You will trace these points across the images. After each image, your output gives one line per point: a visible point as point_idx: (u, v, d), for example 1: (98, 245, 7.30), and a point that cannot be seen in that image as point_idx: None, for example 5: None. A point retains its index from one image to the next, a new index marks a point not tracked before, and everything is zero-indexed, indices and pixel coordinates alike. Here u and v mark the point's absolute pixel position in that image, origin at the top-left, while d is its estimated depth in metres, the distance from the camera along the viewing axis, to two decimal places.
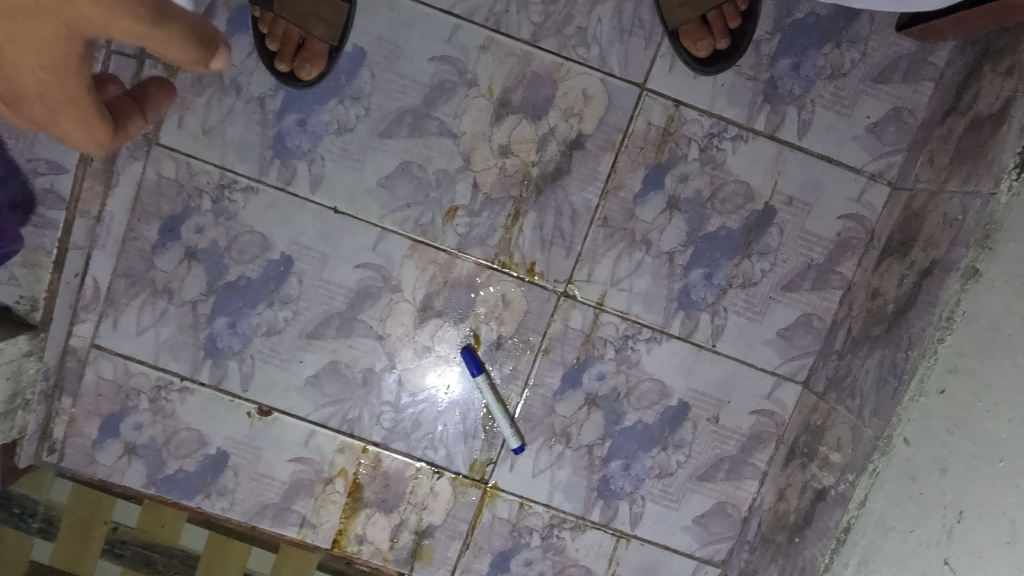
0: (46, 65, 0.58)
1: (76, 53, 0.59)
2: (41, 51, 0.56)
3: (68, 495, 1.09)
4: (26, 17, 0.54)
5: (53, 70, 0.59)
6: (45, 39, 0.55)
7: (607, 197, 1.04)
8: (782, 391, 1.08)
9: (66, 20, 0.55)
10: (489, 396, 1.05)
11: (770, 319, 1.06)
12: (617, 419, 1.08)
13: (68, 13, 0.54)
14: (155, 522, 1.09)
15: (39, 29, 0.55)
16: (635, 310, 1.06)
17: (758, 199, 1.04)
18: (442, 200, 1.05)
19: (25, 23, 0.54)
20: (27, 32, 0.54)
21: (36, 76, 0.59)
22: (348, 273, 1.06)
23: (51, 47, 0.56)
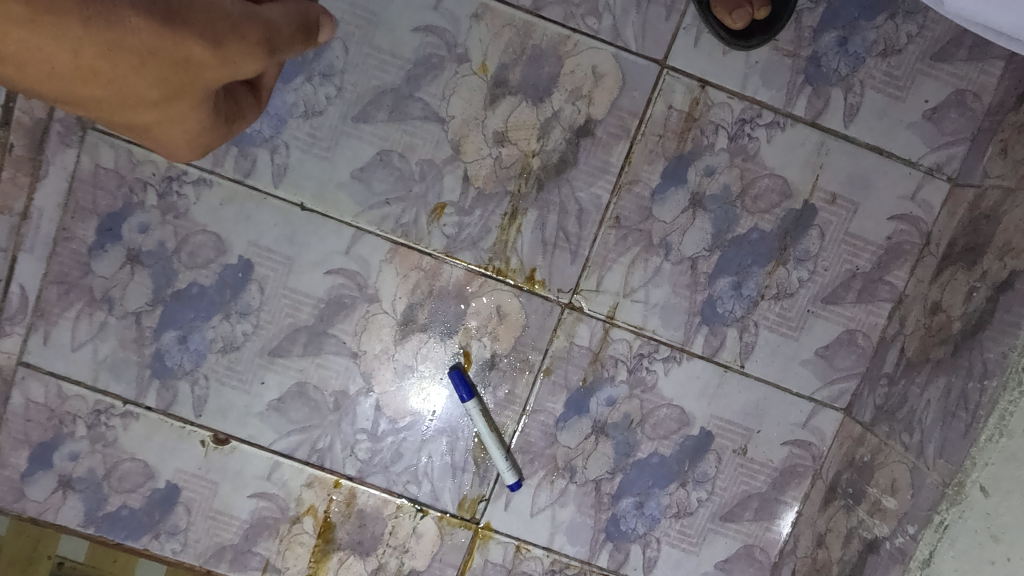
0: (182, 124, 0.65)
1: (207, 109, 0.66)
2: (192, 102, 0.63)
3: (5, 527, 0.93)
4: (182, 95, 0.61)
5: (190, 131, 0.67)
6: (187, 100, 0.62)
7: (619, 193, 0.89)
8: (820, 420, 0.93)
9: (201, 86, 0.62)
10: (483, 427, 0.90)
11: (807, 337, 0.91)
12: (629, 450, 0.93)
13: (198, 71, 0.59)
14: (105, 558, 0.94)
15: (187, 105, 0.63)
16: (652, 326, 0.91)
17: (796, 197, 0.89)
18: (427, 195, 0.90)
19: (187, 87, 0.60)
20: (178, 103, 0.62)
21: (164, 132, 0.65)
22: (317, 281, 0.91)
23: (197, 114, 0.65)
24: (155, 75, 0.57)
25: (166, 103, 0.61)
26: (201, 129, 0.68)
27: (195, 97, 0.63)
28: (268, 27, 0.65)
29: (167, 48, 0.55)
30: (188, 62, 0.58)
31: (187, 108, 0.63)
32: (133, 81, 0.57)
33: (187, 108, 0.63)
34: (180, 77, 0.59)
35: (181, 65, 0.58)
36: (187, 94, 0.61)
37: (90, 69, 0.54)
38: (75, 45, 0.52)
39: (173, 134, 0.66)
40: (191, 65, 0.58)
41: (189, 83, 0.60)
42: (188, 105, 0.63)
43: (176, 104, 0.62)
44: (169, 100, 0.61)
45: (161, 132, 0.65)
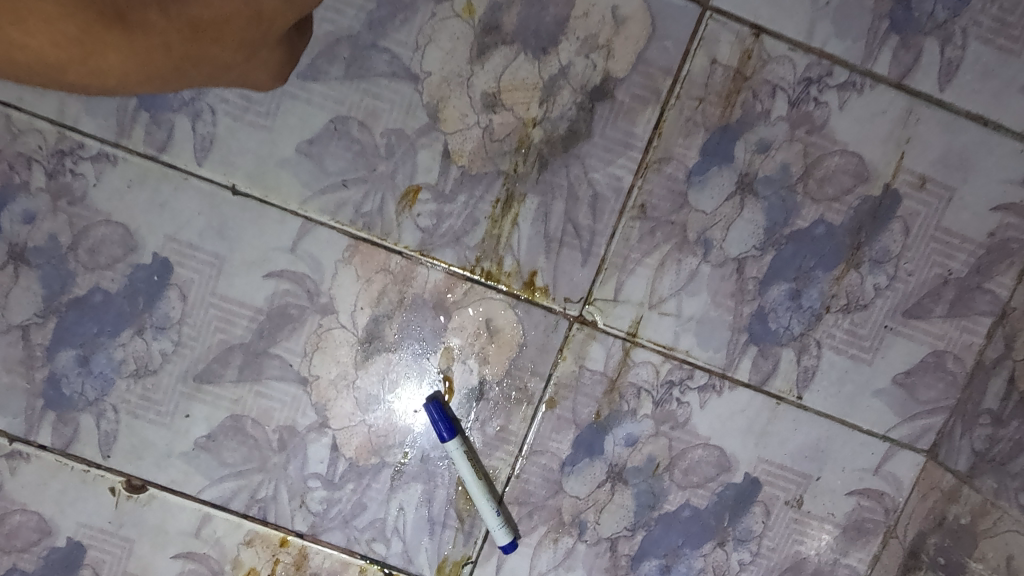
0: (270, 60, 0.58)
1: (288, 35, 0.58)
2: (266, 42, 0.55)
3: None
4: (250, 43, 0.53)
5: (279, 62, 0.59)
6: (260, 43, 0.54)
7: (645, 174, 0.69)
8: (896, 465, 0.73)
9: (277, 29, 0.54)
10: (468, 475, 0.71)
11: (883, 360, 0.72)
12: (654, 502, 0.74)
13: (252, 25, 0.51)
14: None
15: (264, 43, 0.55)
16: (685, 345, 0.71)
17: (873, 180, 0.69)
18: (396, 176, 0.69)
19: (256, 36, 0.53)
20: (263, 50, 0.55)
21: (258, 71, 0.58)
22: (255, 286, 0.70)
23: (282, 46, 0.58)
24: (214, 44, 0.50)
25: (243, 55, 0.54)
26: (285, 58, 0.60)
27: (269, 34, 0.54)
28: None
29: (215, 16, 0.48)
30: (241, 17, 0.49)
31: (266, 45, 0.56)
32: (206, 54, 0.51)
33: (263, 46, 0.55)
34: (252, 30, 0.51)
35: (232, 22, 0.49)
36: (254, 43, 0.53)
37: (164, 55, 0.48)
38: (153, 48, 0.47)
39: (261, 71, 0.59)
40: (245, 18, 0.49)
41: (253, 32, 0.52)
42: (262, 45, 0.55)
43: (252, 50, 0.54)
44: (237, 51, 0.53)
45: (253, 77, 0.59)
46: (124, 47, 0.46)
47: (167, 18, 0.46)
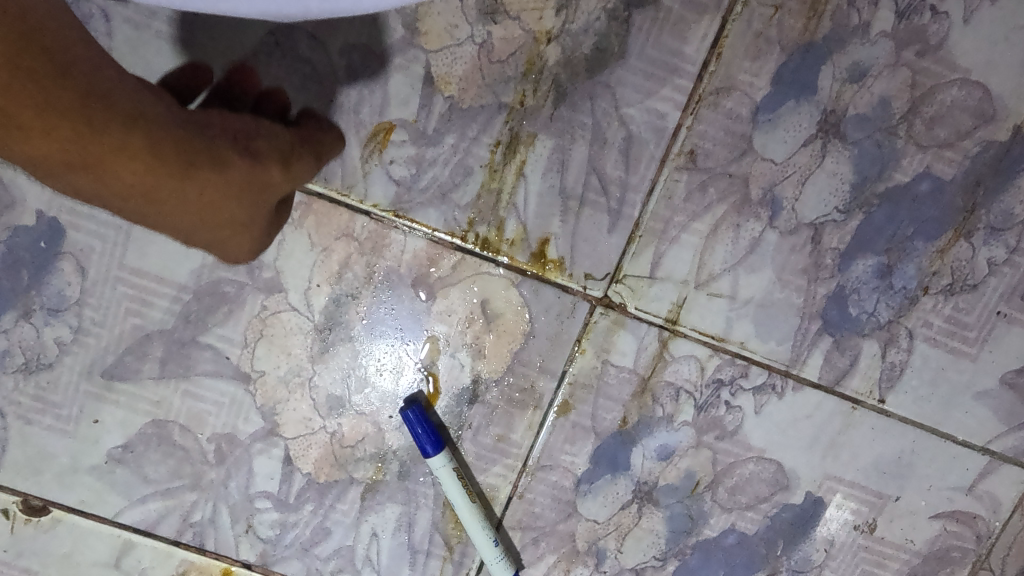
0: (254, 184, 0.42)
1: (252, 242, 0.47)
2: (236, 184, 0.41)
3: None
4: (188, 170, 0.38)
5: (259, 220, 0.45)
6: (223, 180, 0.40)
7: (698, 108, 0.51)
8: (995, 483, 0.58)
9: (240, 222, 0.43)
10: (457, 493, 0.55)
11: (992, 354, 0.56)
12: (691, 527, 0.58)
13: (160, 135, 0.37)
14: None
15: (226, 194, 0.41)
16: (740, 336, 0.55)
17: (1000, 122, 0.52)
18: (361, 108, 0.51)
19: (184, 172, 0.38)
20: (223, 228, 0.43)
21: (238, 164, 0.41)
22: (175, 256, 0.53)
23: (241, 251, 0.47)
24: (119, 138, 0.34)
25: (193, 202, 0.40)
26: (283, 161, 0.44)
27: (225, 174, 0.40)
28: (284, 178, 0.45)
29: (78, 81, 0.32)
30: (133, 124, 0.35)
31: (252, 171, 0.42)
32: (113, 159, 0.34)
33: (242, 183, 0.41)
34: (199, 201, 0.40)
35: (132, 141, 0.35)
36: (205, 144, 0.39)
37: (89, 152, 0.33)
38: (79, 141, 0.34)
39: (234, 241, 0.45)
40: (136, 120, 0.35)
41: (186, 168, 0.38)
42: (232, 187, 0.41)
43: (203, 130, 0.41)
44: (146, 149, 0.36)
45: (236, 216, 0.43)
46: (40, 127, 0.31)
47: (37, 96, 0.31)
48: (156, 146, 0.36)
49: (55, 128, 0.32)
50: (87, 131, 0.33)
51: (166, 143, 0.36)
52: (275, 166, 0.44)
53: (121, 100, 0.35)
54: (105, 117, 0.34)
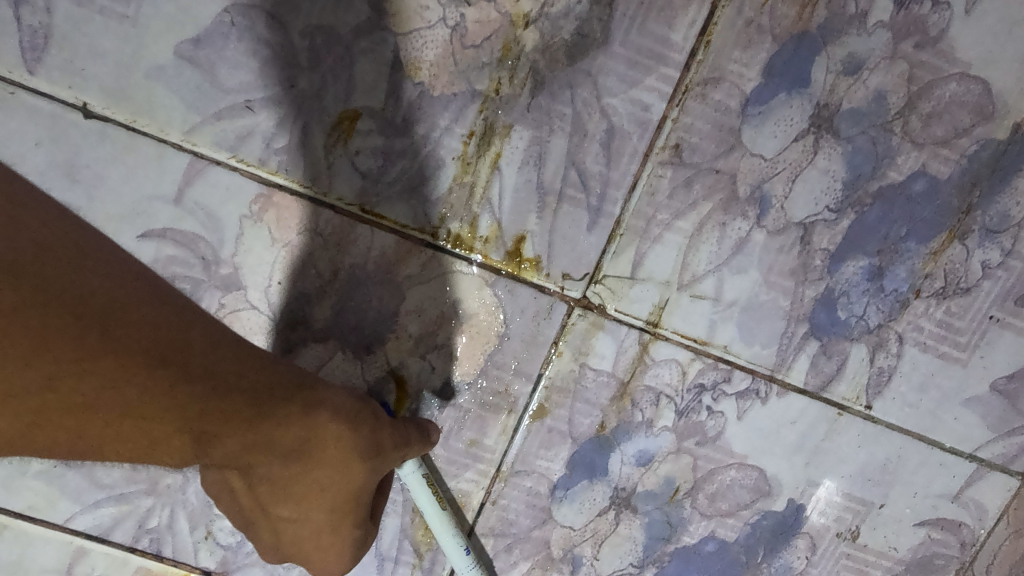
0: (373, 461, 0.40)
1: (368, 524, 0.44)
2: (366, 473, 0.40)
3: None
4: (342, 462, 0.38)
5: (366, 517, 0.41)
6: (354, 445, 0.38)
7: (684, 100, 0.48)
8: (981, 491, 0.57)
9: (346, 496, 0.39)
10: (426, 499, 0.52)
11: (983, 360, 0.54)
12: (669, 534, 0.56)
13: (321, 415, 0.37)
14: None
15: (343, 453, 0.38)
16: (723, 339, 0.53)
17: (1000, 119, 0.49)
18: (324, 95, 0.48)
19: (326, 424, 0.37)
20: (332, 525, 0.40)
21: (389, 451, 0.42)
22: (125, 250, 0.49)
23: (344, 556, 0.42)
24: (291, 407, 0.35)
25: (317, 464, 0.37)
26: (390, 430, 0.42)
27: (362, 433, 0.39)
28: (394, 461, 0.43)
29: (245, 368, 0.34)
30: (305, 417, 0.36)
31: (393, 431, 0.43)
32: (259, 428, 0.34)
33: (383, 447, 0.41)
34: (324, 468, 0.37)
35: (290, 414, 0.35)
36: (357, 405, 0.40)
37: (216, 433, 0.32)
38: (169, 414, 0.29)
39: (334, 545, 0.41)
40: (314, 411, 0.37)
41: (317, 426, 0.37)
42: (364, 447, 0.39)
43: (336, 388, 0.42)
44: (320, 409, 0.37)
45: (335, 509, 0.39)
46: (151, 428, 0.29)
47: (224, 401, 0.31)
48: (333, 436, 0.37)
49: (188, 425, 0.30)
50: (225, 421, 0.32)
51: (345, 450, 0.38)
52: (389, 427, 0.43)
53: (279, 381, 0.36)
54: (266, 401, 0.34)
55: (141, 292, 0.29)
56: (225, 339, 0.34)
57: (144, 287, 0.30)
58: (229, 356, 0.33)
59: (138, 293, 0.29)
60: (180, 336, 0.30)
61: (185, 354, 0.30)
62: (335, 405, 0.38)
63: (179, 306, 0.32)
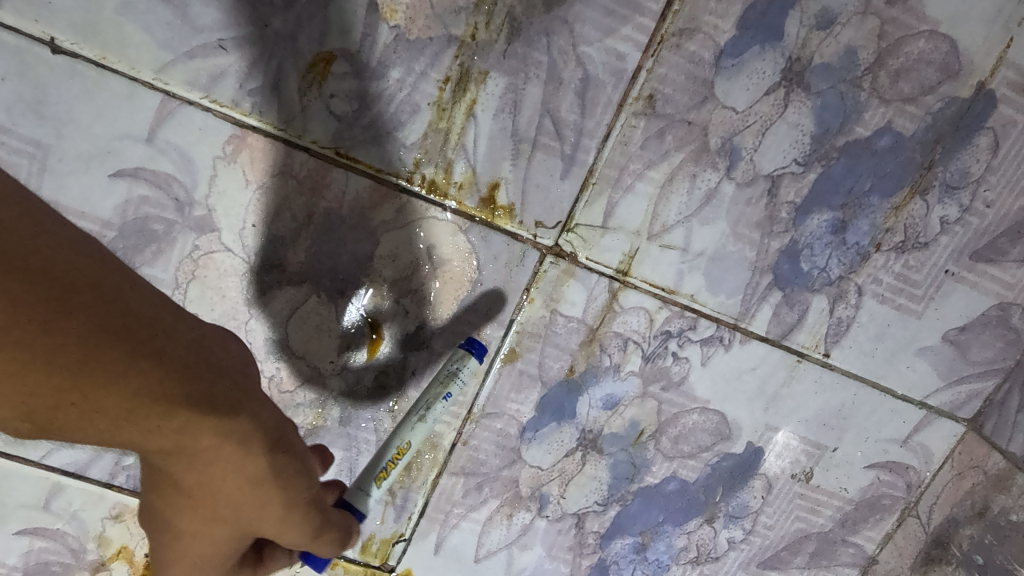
0: (241, 509, 0.34)
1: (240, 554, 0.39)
2: (231, 515, 0.35)
3: None
4: (215, 488, 0.33)
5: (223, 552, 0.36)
6: (253, 484, 0.34)
7: (659, 50, 0.49)
8: (929, 436, 0.60)
9: (211, 524, 0.35)
10: (381, 457, 0.50)
11: (936, 312, 0.56)
12: (633, 475, 0.59)
13: (205, 436, 0.31)
14: None
15: (230, 486, 0.33)
16: (690, 289, 0.54)
17: (965, 77, 0.50)
18: (299, 36, 0.47)
19: (224, 449, 0.32)
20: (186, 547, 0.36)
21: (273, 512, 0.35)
22: (97, 189, 0.49)
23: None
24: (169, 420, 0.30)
25: (192, 478, 0.33)
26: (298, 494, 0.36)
27: (252, 468, 0.33)
28: (269, 520, 0.36)
29: (153, 365, 0.29)
30: (184, 434, 0.31)
31: (288, 490, 0.35)
32: (118, 430, 0.29)
33: (266, 504, 0.35)
34: (200, 489, 0.33)
35: (170, 428, 0.30)
36: (288, 434, 0.35)
37: (70, 420, 0.28)
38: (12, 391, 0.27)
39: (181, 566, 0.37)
40: (197, 432, 0.31)
41: (196, 445, 0.31)
42: (263, 489, 0.34)
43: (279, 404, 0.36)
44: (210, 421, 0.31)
45: (189, 536, 0.35)
46: None
47: (85, 395, 0.28)
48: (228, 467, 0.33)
49: (32, 403, 0.27)
50: (82, 414, 0.28)
51: (227, 484, 0.33)
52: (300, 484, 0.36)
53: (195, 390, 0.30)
54: (160, 411, 0.29)
55: (65, 251, 0.28)
56: (144, 326, 0.29)
57: (75, 250, 0.28)
58: (139, 347, 0.29)
59: (36, 259, 0.26)
60: (77, 310, 0.27)
61: (61, 338, 0.27)
62: (256, 432, 0.33)
63: (113, 281, 0.29)
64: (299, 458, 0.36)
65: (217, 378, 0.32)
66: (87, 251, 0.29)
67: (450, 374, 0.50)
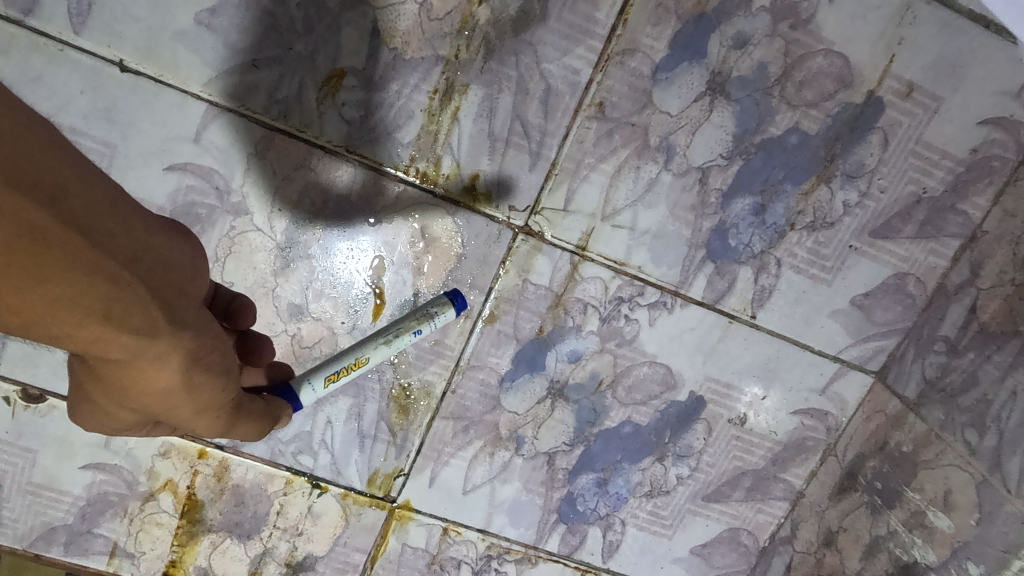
0: (148, 401, 0.39)
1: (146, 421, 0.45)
2: (142, 408, 0.40)
3: None
4: (131, 385, 0.37)
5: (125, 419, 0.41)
6: (172, 393, 0.38)
7: (606, 66, 0.60)
8: (843, 385, 0.71)
9: (121, 403, 0.39)
10: (337, 362, 0.62)
11: (844, 281, 0.67)
12: (594, 418, 0.71)
13: (122, 348, 0.34)
14: None
15: (142, 386, 0.37)
16: (638, 261, 0.66)
17: (857, 87, 0.62)
18: (317, 57, 0.59)
19: (152, 363, 0.36)
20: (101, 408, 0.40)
21: (176, 406, 0.40)
22: (154, 181, 0.60)
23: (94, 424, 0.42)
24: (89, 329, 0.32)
25: (111, 370, 0.36)
26: (204, 395, 0.41)
27: (165, 375, 0.37)
28: (179, 412, 0.41)
29: (101, 281, 0.32)
30: (101, 343, 0.33)
31: (194, 393, 0.40)
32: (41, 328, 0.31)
33: (174, 400, 0.39)
34: (115, 379, 0.37)
35: (87, 336, 0.32)
36: (211, 356, 0.40)
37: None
38: None
39: (94, 416, 0.41)
40: (114, 344, 0.34)
41: (116, 352, 0.34)
42: (176, 397, 0.39)
43: (208, 324, 0.40)
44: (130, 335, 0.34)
45: (99, 399, 0.39)
46: None
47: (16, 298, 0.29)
48: (142, 370, 0.36)
49: None
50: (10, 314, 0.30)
51: (142, 383, 0.37)
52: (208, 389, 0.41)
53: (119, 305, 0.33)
54: (102, 328, 0.33)
55: (41, 162, 0.29)
56: (94, 237, 0.31)
57: (56, 160, 0.30)
58: (92, 259, 0.31)
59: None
60: (40, 217, 0.29)
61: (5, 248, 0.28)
62: (183, 355, 0.37)
63: (75, 193, 0.31)
64: (212, 367, 0.40)
65: (158, 299, 0.35)
66: (64, 162, 0.31)
67: (427, 315, 0.63)
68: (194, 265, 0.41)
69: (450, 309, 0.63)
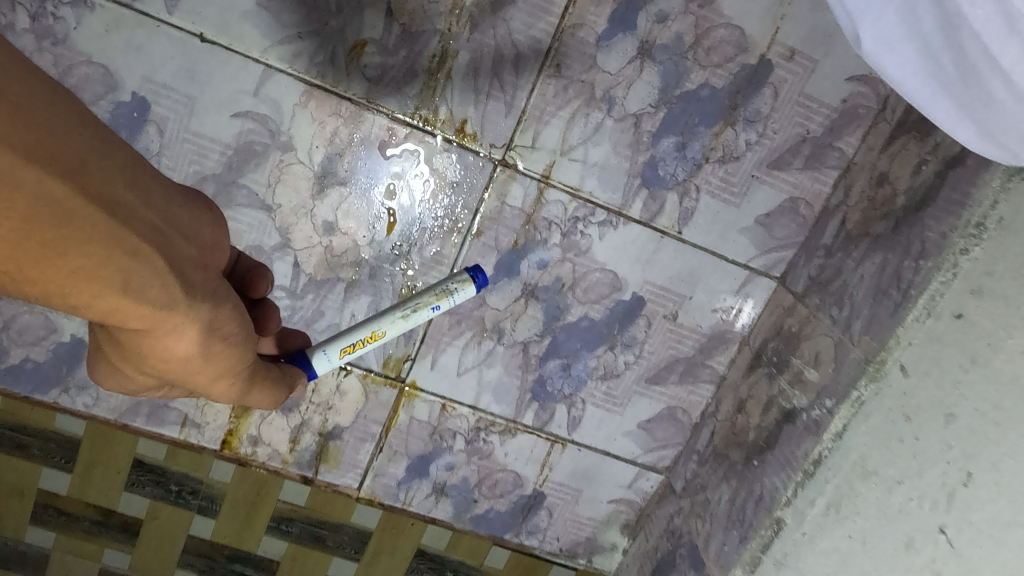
0: (164, 362, 0.47)
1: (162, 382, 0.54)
2: (159, 367, 0.48)
3: None
4: (149, 348, 0.45)
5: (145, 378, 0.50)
6: (186, 356, 0.47)
7: (561, 37, 0.81)
8: (753, 288, 0.91)
9: (144, 364, 0.48)
10: (354, 335, 0.81)
11: (749, 203, 0.88)
12: (559, 313, 0.91)
13: (140, 316, 0.42)
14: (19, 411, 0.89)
15: (161, 348, 0.45)
16: (589, 187, 0.86)
17: (752, 52, 0.82)
18: (345, 31, 0.79)
19: (170, 332, 0.44)
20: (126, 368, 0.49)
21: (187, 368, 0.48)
22: (223, 124, 0.81)
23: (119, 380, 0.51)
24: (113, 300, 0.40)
25: (134, 334, 0.44)
26: (213, 361, 0.49)
27: (177, 343, 0.45)
28: (192, 374, 0.49)
29: (127, 256, 0.39)
30: (123, 312, 0.41)
31: (205, 359, 0.48)
32: (67, 298, 0.38)
33: (186, 363, 0.47)
34: (138, 345, 0.45)
35: (111, 305, 0.40)
36: (221, 325, 0.48)
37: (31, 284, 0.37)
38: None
39: (120, 373, 0.50)
40: (134, 315, 0.41)
41: (134, 320, 0.42)
42: (190, 359, 0.47)
43: (220, 294, 0.48)
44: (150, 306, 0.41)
45: (125, 358, 0.48)
46: None
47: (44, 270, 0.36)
48: (157, 337, 0.44)
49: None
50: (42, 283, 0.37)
51: (158, 347, 0.45)
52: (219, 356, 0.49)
53: (137, 283, 0.40)
54: (122, 297, 0.40)
55: (74, 151, 0.36)
56: (120, 216, 0.39)
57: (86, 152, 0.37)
58: (118, 234, 0.38)
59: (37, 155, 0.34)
60: (72, 197, 0.35)
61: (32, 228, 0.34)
62: (199, 324, 0.45)
63: (106, 180, 0.38)
64: (222, 338, 0.48)
65: (175, 273, 0.43)
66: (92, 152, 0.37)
67: (446, 292, 0.82)
68: (212, 238, 0.48)
69: (469, 286, 0.82)
